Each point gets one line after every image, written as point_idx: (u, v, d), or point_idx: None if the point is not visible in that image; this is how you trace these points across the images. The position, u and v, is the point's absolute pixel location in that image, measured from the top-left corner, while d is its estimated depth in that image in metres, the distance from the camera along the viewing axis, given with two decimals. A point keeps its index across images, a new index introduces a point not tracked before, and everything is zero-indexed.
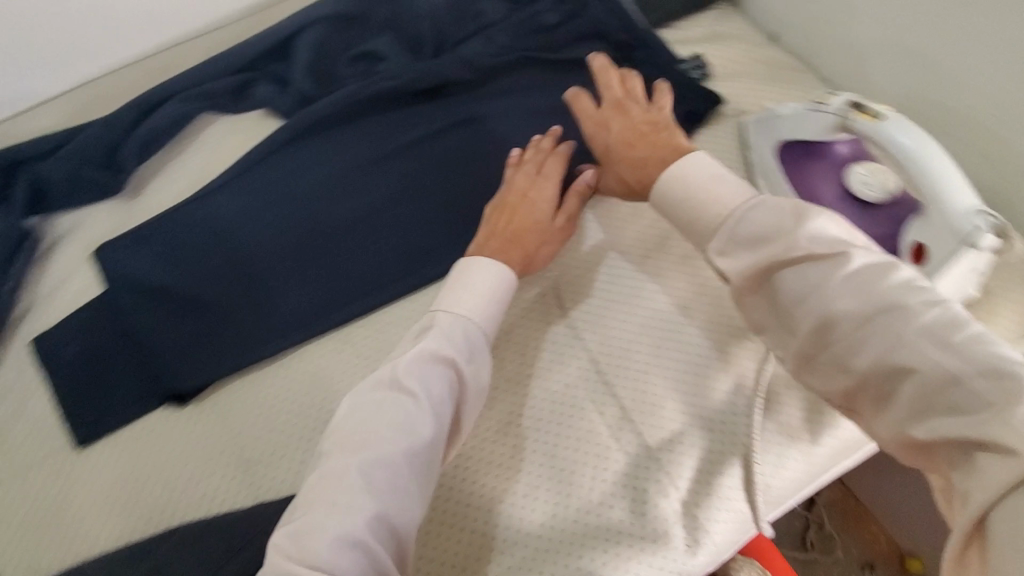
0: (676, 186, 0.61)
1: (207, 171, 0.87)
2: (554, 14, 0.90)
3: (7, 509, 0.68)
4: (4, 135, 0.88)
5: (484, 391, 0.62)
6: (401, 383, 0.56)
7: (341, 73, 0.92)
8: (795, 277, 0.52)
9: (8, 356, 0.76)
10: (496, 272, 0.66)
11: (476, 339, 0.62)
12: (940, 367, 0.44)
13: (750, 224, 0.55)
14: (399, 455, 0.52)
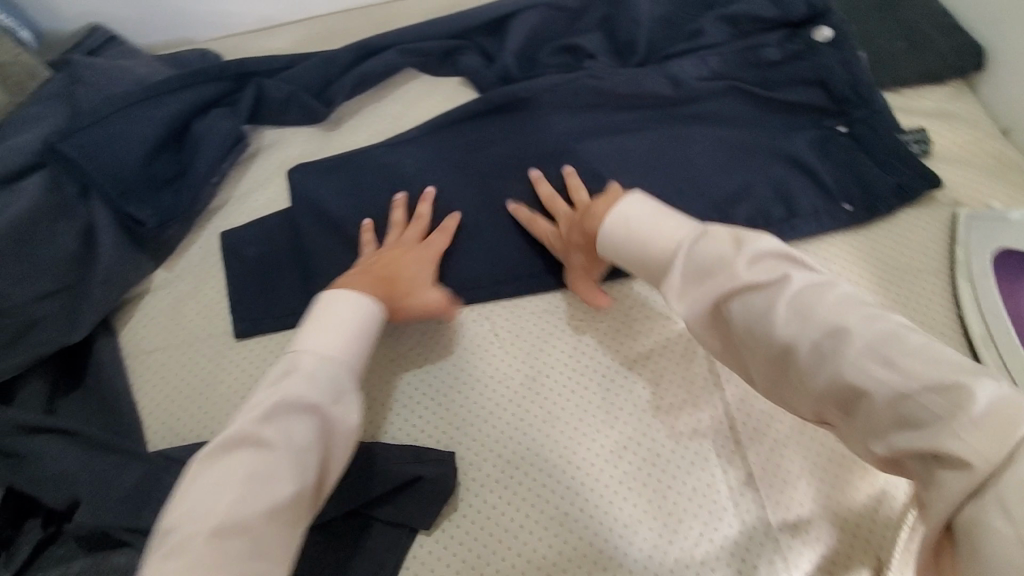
0: (626, 222, 0.63)
1: (399, 123, 0.91)
2: (778, 50, 0.84)
3: (161, 374, 0.74)
4: (241, 48, 0.97)
5: (353, 433, 0.59)
6: (258, 436, 0.53)
7: (545, 61, 0.93)
8: (744, 303, 0.54)
9: (197, 242, 0.82)
10: (360, 312, 0.63)
11: (339, 377, 0.59)
12: (882, 383, 0.46)
13: (695, 258, 0.58)
14: (257, 516, 0.50)
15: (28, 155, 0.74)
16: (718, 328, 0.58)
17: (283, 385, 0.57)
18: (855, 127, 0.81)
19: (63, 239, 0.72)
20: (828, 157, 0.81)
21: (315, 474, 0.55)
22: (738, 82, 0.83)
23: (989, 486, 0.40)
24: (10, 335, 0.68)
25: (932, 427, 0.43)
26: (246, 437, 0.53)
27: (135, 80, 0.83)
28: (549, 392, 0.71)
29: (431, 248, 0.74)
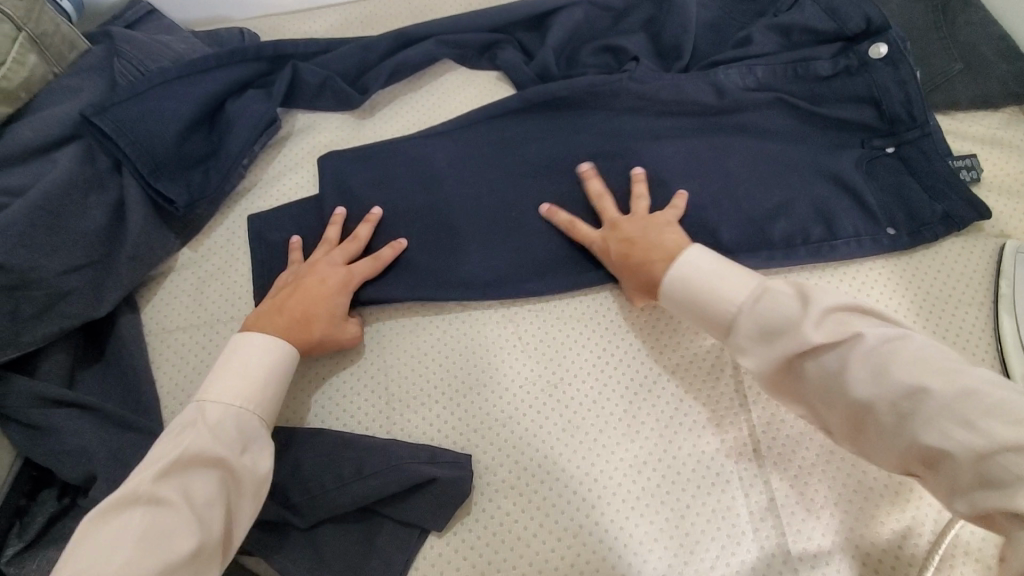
0: (686, 279, 0.63)
1: (433, 115, 0.90)
2: (829, 64, 0.81)
3: (181, 352, 0.74)
4: (280, 28, 0.96)
5: (262, 483, 0.59)
6: (155, 492, 0.52)
7: (585, 60, 0.91)
8: (817, 365, 0.54)
9: (224, 222, 0.82)
10: (270, 354, 0.64)
11: (248, 428, 0.60)
12: (965, 447, 0.46)
13: (760, 316, 0.56)
14: (154, 571, 0.48)
15: (64, 125, 0.73)
16: (791, 386, 0.57)
17: (187, 436, 0.56)
18: (904, 149, 0.79)
19: (93, 211, 0.72)
20: (872, 179, 0.78)
21: (219, 527, 0.54)
22: (784, 95, 0.81)
23: None
24: (41, 305, 0.66)
25: (1016, 488, 0.43)
26: (140, 494, 0.51)
27: (173, 56, 0.83)
28: (570, 401, 0.70)
29: (354, 274, 0.72)
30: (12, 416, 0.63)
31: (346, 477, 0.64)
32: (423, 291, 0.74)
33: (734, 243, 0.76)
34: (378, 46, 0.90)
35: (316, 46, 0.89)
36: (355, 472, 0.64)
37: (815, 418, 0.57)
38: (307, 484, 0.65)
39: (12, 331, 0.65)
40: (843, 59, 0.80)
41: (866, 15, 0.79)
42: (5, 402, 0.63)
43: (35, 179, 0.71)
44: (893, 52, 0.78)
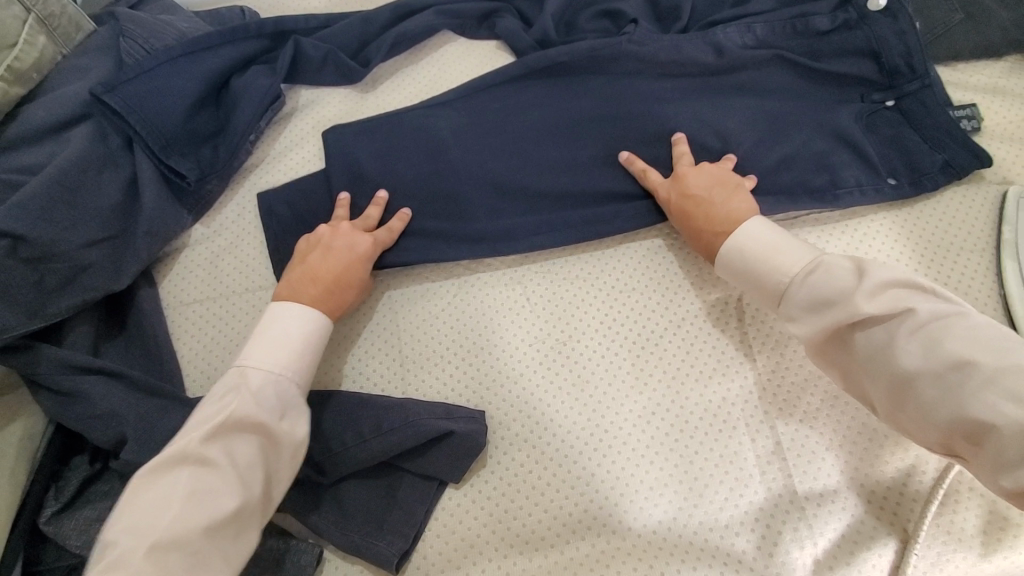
0: (742, 250, 0.65)
1: (434, 85, 0.91)
2: (827, 19, 0.81)
3: (199, 323, 0.76)
4: (280, 6, 0.97)
5: (300, 447, 0.60)
6: (201, 455, 0.55)
7: (583, 26, 0.91)
8: (867, 335, 0.57)
9: (235, 197, 0.83)
10: (309, 326, 0.65)
11: (286, 394, 0.61)
12: (1012, 419, 0.48)
13: (814, 287, 0.60)
14: (199, 529, 0.52)
15: (75, 105, 0.75)
16: (838, 355, 0.61)
17: (230, 400, 0.58)
18: (904, 101, 0.79)
19: (107, 187, 0.73)
20: (873, 132, 0.79)
21: (259, 487, 0.57)
22: (785, 52, 0.81)
23: None
24: (63, 277, 0.68)
25: None
26: (188, 454, 0.54)
27: (177, 35, 0.84)
28: (579, 357, 0.72)
29: (375, 241, 0.73)
30: (42, 384, 0.65)
31: (364, 435, 0.66)
32: (430, 258, 0.76)
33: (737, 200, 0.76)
34: (378, 20, 0.91)
35: (317, 21, 0.90)
36: (374, 430, 0.66)
37: (859, 387, 0.60)
38: (328, 442, 0.67)
39: (37, 302, 0.67)
40: (843, 14, 0.81)
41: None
42: (35, 370, 0.65)
43: (50, 158, 0.73)
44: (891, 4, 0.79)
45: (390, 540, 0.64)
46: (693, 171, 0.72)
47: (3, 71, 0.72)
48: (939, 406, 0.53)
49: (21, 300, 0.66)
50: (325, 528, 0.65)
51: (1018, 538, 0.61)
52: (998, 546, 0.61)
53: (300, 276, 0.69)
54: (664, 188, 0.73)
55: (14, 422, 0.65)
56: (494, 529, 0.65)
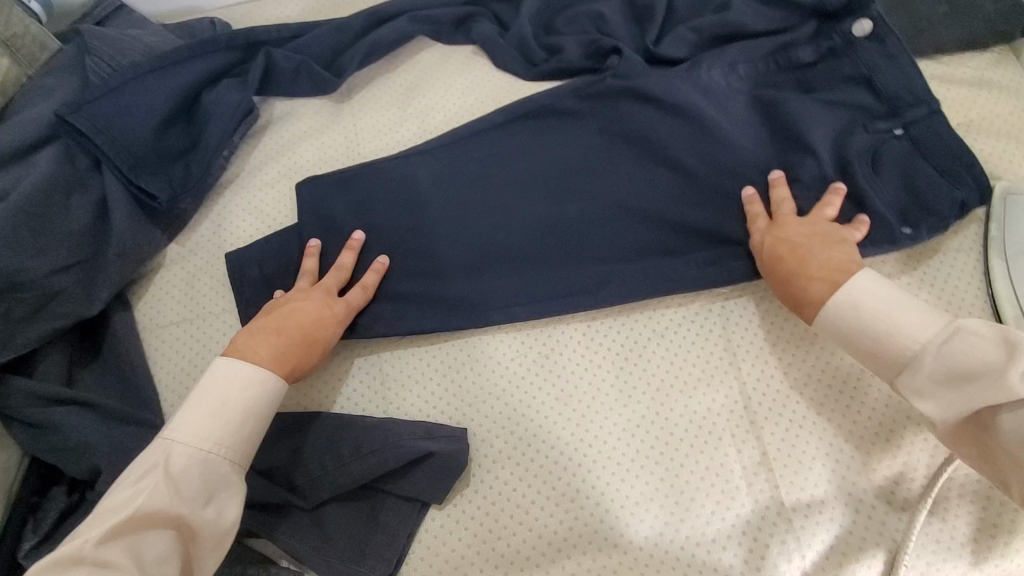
0: (857, 314, 0.60)
1: (412, 93, 0.89)
2: (811, 52, 0.82)
3: (178, 346, 0.75)
4: (252, 16, 0.95)
5: (226, 534, 0.57)
6: (102, 555, 0.49)
7: (560, 31, 0.90)
8: (1012, 419, 0.51)
9: (209, 215, 0.82)
10: (253, 390, 0.61)
11: (215, 474, 0.57)
12: None
13: (952, 357, 0.54)
14: None
15: (40, 126, 0.73)
16: (970, 434, 0.55)
17: (144, 487, 0.53)
18: (912, 130, 0.77)
19: (76, 211, 0.72)
20: (878, 171, 0.76)
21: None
22: (774, 90, 0.83)
23: None
24: (32, 306, 0.67)
25: None
26: (84, 558, 0.49)
27: (145, 50, 0.81)
28: (562, 371, 0.71)
29: (350, 304, 0.72)
30: (14, 417, 0.64)
31: (344, 458, 0.65)
32: (412, 295, 0.75)
33: None
34: (351, 27, 0.89)
35: (290, 32, 0.89)
36: (353, 452, 0.65)
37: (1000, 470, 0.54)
38: (307, 467, 0.66)
39: (5, 334, 0.65)
40: (826, 42, 0.82)
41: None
42: (6, 404, 0.63)
43: (15, 183, 0.71)
44: (878, 28, 0.79)
45: (371, 565, 0.64)
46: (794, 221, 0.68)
47: None
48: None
49: None
50: (306, 553, 0.65)
51: (1009, 543, 0.60)
52: (989, 552, 0.60)
53: (267, 328, 0.66)
54: (758, 233, 0.69)
55: None
56: (478, 550, 0.65)
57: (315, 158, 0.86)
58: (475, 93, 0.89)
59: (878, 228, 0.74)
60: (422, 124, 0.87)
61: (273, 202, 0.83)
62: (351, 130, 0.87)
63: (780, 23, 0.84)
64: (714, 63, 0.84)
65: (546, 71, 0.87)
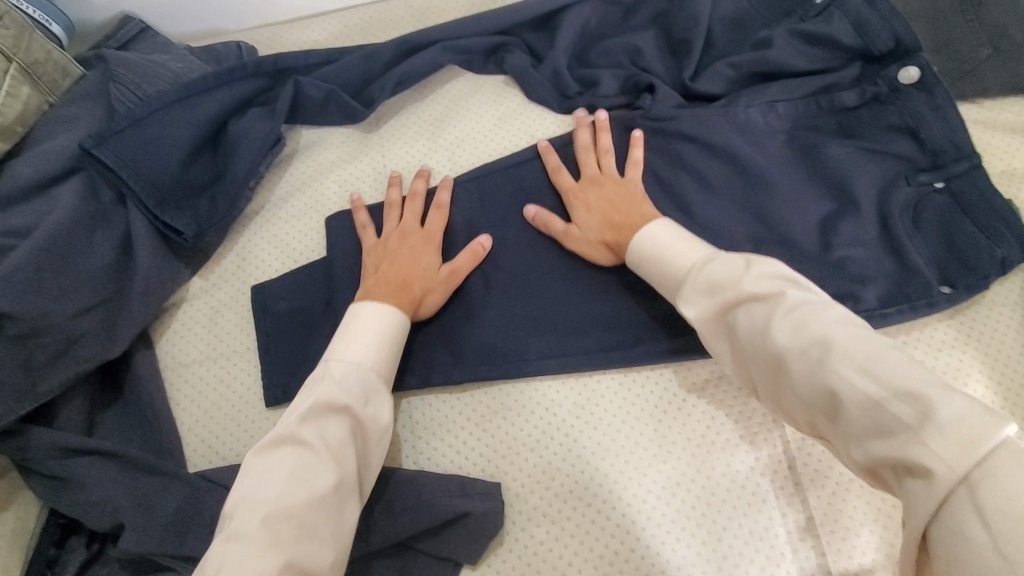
0: (649, 245, 0.67)
1: (442, 123, 0.87)
2: (853, 95, 0.80)
3: (202, 387, 0.73)
4: (279, 41, 0.93)
5: (385, 432, 0.60)
6: (297, 434, 0.55)
7: (595, 65, 0.88)
8: (748, 317, 0.56)
9: (234, 248, 0.80)
10: (384, 317, 0.65)
11: (369, 380, 0.60)
12: (860, 391, 0.46)
13: (709, 272, 0.60)
14: (304, 507, 0.52)
15: (65, 158, 0.71)
16: (724, 339, 0.60)
17: (316, 389, 0.58)
18: (954, 184, 0.75)
19: (100, 248, 0.69)
20: (919, 224, 0.75)
21: (354, 469, 0.56)
22: (813, 135, 0.81)
23: (958, 495, 0.40)
24: (54, 352, 0.64)
25: (902, 435, 0.43)
26: (284, 438, 0.54)
27: (171, 78, 0.79)
28: (598, 423, 0.69)
29: (432, 233, 0.75)
30: (35, 469, 0.62)
31: (376, 515, 0.63)
32: (440, 342, 0.73)
33: (748, 245, 0.78)
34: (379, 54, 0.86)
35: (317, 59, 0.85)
36: (387, 509, 0.64)
37: (756, 374, 0.57)
38: None
39: (25, 384, 0.62)
40: (871, 88, 0.80)
41: (894, 34, 0.78)
42: (25, 455, 0.61)
43: (37, 218, 0.68)
44: (926, 75, 0.77)
45: None
46: (594, 172, 0.75)
47: None
48: (809, 385, 0.50)
49: (9, 384, 0.61)
50: None
51: None
52: None
53: (368, 280, 0.70)
54: (561, 181, 0.77)
55: (7, 509, 0.62)
56: None
57: (342, 190, 0.83)
58: (507, 126, 0.86)
59: (919, 286, 0.73)
60: (450, 156, 0.85)
61: (298, 236, 0.81)
62: (379, 161, 0.85)
63: (822, 64, 0.82)
64: (753, 101, 0.82)
65: (580, 106, 0.85)
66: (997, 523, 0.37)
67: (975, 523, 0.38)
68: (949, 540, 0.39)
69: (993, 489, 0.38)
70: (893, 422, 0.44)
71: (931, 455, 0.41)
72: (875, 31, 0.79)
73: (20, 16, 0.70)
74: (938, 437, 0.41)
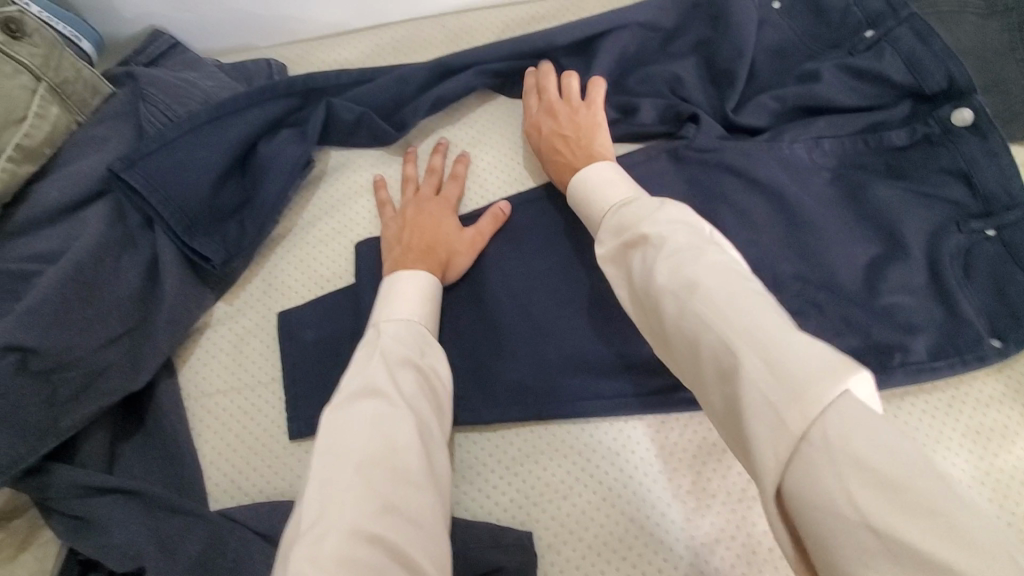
0: (582, 190, 0.68)
1: (475, 147, 0.84)
2: (902, 135, 0.78)
3: (224, 419, 0.71)
4: (308, 57, 0.91)
5: (446, 381, 0.59)
6: (374, 384, 0.52)
7: (633, 92, 0.86)
8: (642, 261, 0.54)
9: (260, 273, 0.78)
10: (420, 280, 0.67)
11: (421, 335, 0.60)
12: (717, 333, 0.44)
13: (622, 219, 0.59)
14: (396, 447, 0.49)
15: (92, 181, 0.69)
16: (625, 284, 0.57)
17: (377, 346, 0.57)
18: (1006, 233, 0.72)
19: (126, 274, 0.68)
20: (970, 274, 0.73)
21: (430, 415, 0.55)
22: (861, 175, 0.78)
23: (803, 444, 0.38)
24: (78, 385, 0.62)
25: (748, 379, 0.41)
26: (362, 391, 0.52)
27: (201, 97, 0.77)
28: (634, 472, 0.67)
29: (448, 195, 0.78)
30: (56, 507, 0.60)
31: None
32: (472, 380, 0.71)
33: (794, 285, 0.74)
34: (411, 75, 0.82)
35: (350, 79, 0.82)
36: None
37: (643, 321, 0.54)
38: None
39: (49, 419, 0.60)
40: (922, 127, 0.78)
41: (949, 73, 0.76)
42: (48, 493, 0.60)
43: (65, 242, 0.67)
44: (981, 120, 0.74)
45: None
46: (565, 106, 0.78)
47: (11, 151, 0.65)
48: (677, 330, 0.48)
49: (31, 422, 0.59)
50: None
51: None
52: None
53: (393, 252, 0.71)
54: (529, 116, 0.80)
55: (25, 552, 0.60)
56: None
57: (371, 215, 0.80)
58: None
59: (968, 338, 0.71)
60: (482, 181, 0.82)
61: (326, 261, 0.78)
62: None
63: (870, 101, 0.80)
64: (798, 136, 0.80)
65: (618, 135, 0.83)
66: (852, 484, 0.35)
67: (827, 474, 0.36)
68: (799, 501, 0.37)
69: (850, 448, 0.36)
70: (743, 373, 0.41)
71: (782, 408, 0.39)
72: (928, 70, 0.77)
73: (50, 35, 0.69)
74: (781, 386, 0.39)
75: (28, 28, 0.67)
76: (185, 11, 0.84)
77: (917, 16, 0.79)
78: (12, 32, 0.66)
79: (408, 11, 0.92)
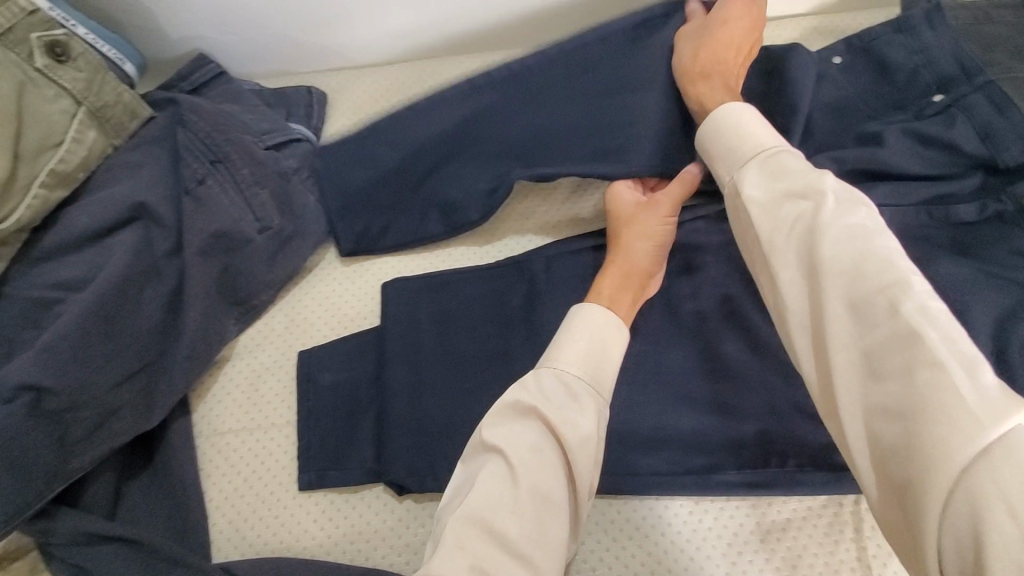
0: (723, 130, 0.59)
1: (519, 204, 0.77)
2: (970, 209, 0.74)
3: (234, 464, 0.68)
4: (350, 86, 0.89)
5: (591, 444, 0.51)
6: (495, 440, 0.50)
7: None
8: (807, 210, 0.49)
9: (278, 309, 0.75)
10: (598, 321, 0.57)
11: (574, 385, 0.53)
12: (906, 323, 0.42)
13: (778, 165, 0.53)
14: (500, 517, 0.47)
15: (120, 208, 0.67)
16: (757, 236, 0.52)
17: (523, 389, 0.53)
18: None
19: (147, 306, 0.65)
20: None
21: (557, 481, 0.49)
22: (924, 250, 0.73)
23: (979, 463, 0.37)
24: (91, 426, 0.61)
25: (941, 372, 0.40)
26: (485, 446, 0.51)
27: (243, 130, 0.74)
28: (663, 558, 0.63)
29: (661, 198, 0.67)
30: (57, 551, 0.59)
31: None
32: None
33: None
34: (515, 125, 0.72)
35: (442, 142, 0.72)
36: None
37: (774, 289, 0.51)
38: None
39: (57, 459, 0.59)
40: (994, 204, 0.73)
41: None
42: (51, 536, 0.59)
43: (92, 270, 0.65)
44: None
45: None
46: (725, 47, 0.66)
47: (42, 176, 0.64)
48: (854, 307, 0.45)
49: (39, 463, 0.58)
50: None
51: None
52: None
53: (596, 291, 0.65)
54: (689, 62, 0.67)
55: None
56: None
57: (400, 255, 0.77)
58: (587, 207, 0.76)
59: None
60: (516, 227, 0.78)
61: (352, 300, 0.75)
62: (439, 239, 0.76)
63: (937, 169, 0.75)
64: None
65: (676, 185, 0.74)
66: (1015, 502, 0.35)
67: (998, 504, 0.35)
68: (960, 512, 0.37)
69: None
70: (942, 370, 0.40)
71: (970, 416, 0.38)
72: (1005, 143, 0.72)
73: (96, 58, 0.67)
74: (977, 396, 0.38)
75: (74, 52, 0.66)
76: (231, 35, 0.84)
77: (994, 84, 0.74)
78: (57, 55, 0.65)
79: (453, 46, 0.90)
